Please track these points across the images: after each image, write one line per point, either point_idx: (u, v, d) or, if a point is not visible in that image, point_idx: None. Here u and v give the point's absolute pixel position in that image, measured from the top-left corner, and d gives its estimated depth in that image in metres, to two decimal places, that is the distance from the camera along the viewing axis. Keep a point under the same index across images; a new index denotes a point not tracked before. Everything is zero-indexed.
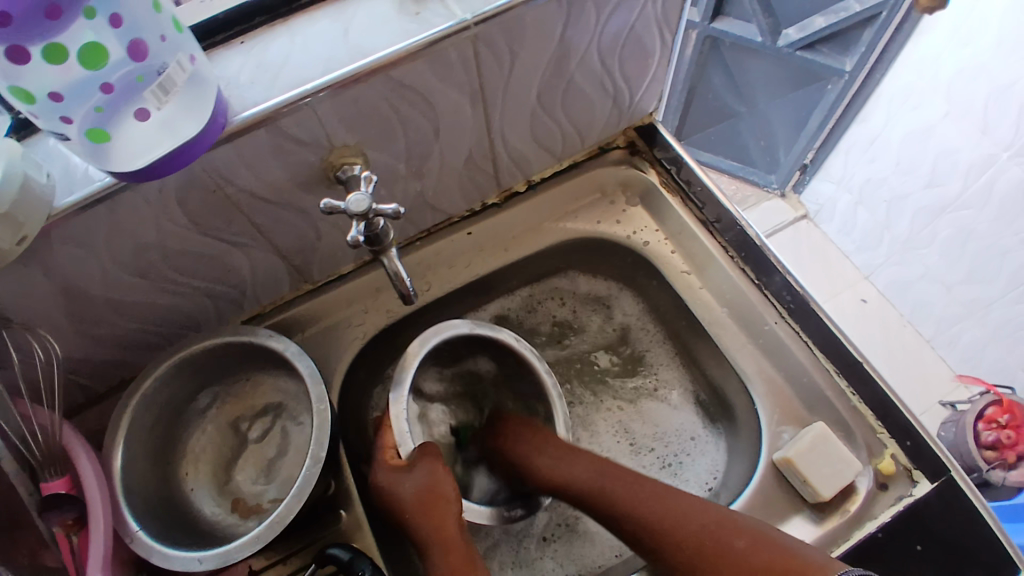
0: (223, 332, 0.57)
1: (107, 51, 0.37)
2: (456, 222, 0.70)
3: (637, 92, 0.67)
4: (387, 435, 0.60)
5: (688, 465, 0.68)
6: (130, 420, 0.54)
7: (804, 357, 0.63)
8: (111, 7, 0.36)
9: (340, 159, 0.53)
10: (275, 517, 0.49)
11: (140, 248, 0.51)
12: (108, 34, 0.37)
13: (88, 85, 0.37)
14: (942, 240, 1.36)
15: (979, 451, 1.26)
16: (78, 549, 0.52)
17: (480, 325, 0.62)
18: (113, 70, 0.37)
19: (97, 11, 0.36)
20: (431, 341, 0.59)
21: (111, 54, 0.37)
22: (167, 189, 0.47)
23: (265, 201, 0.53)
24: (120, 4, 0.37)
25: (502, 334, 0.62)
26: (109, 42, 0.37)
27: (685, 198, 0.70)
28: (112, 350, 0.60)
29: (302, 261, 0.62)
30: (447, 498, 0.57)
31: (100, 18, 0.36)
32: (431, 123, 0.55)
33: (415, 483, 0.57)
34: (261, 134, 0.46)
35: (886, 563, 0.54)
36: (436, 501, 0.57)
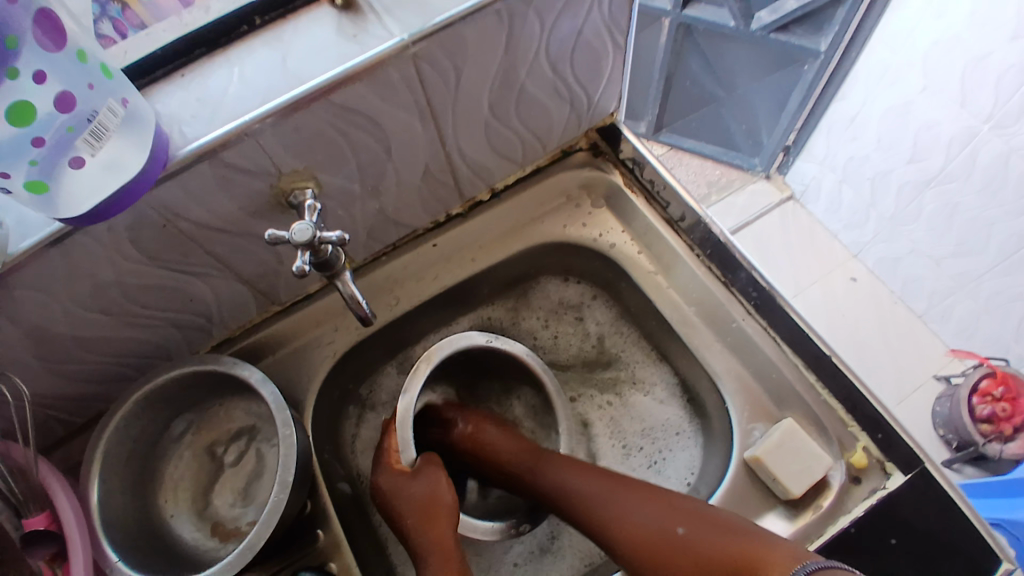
0: (190, 361, 0.57)
1: (35, 107, 0.37)
2: (421, 235, 0.70)
3: (594, 94, 0.66)
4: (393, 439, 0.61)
5: (671, 461, 0.69)
6: (103, 455, 0.54)
7: (770, 352, 0.63)
8: (34, 63, 0.36)
9: (291, 184, 0.53)
10: (247, 542, 0.49)
11: (100, 287, 0.51)
12: (36, 91, 0.36)
13: (21, 141, 0.37)
14: (930, 215, 1.37)
15: (976, 425, 1.28)
16: None
17: (488, 337, 0.63)
18: (45, 125, 0.37)
19: (21, 71, 0.36)
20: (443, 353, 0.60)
21: (39, 110, 0.37)
22: (117, 229, 0.47)
23: (221, 232, 0.54)
24: (43, 59, 0.37)
25: (509, 345, 0.64)
26: (37, 99, 0.37)
27: (650, 198, 0.70)
28: (84, 386, 0.60)
29: (267, 285, 0.63)
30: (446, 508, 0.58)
31: (24, 76, 0.36)
32: (381, 143, 0.55)
33: (420, 491, 0.58)
34: (206, 167, 0.47)
35: (861, 556, 0.54)
36: (437, 513, 0.57)
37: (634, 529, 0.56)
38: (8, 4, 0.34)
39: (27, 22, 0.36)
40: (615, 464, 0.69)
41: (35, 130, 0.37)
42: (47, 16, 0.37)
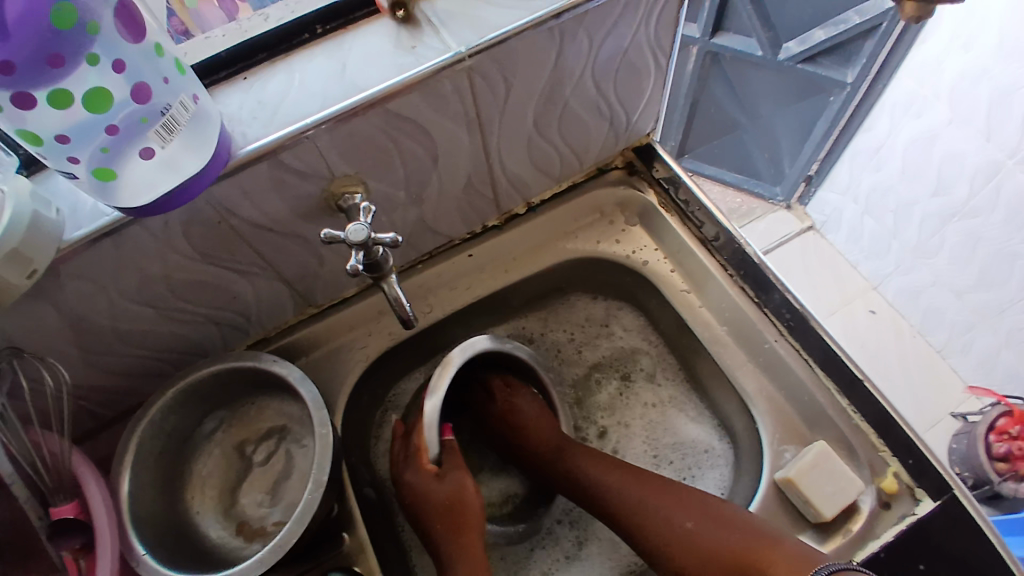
0: (228, 358, 0.58)
1: (110, 94, 0.38)
2: (457, 244, 0.71)
3: (633, 114, 0.68)
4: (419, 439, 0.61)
5: (700, 478, 0.69)
6: (136, 447, 0.55)
7: (805, 376, 0.63)
8: (114, 52, 0.38)
9: (341, 188, 0.54)
10: (278, 541, 0.49)
11: (147, 279, 0.52)
12: (112, 78, 0.38)
13: (94, 127, 0.39)
14: (952, 245, 1.31)
15: (990, 462, 1.24)
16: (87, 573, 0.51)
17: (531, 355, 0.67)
18: (117, 112, 0.39)
19: (101, 57, 0.37)
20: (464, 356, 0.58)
21: (115, 97, 0.38)
22: (172, 223, 0.49)
23: (269, 231, 0.55)
24: (122, 50, 0.38)
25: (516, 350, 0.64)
26: (112, 86, 0.38)
27: (684, 218, 0.71)
28: (121, 378, 0.61)
29: (306, 287, 0.64)
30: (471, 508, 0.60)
31: (103, 63, 0.38)
32: (429, 152, 0.56)
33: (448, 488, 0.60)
34: (262, 167, 0.48)
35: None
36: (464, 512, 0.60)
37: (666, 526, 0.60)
38: None
39: (109, 13, 0.38)
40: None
41: (108, 117, 0.39)
42: (128, 9, 0.39)
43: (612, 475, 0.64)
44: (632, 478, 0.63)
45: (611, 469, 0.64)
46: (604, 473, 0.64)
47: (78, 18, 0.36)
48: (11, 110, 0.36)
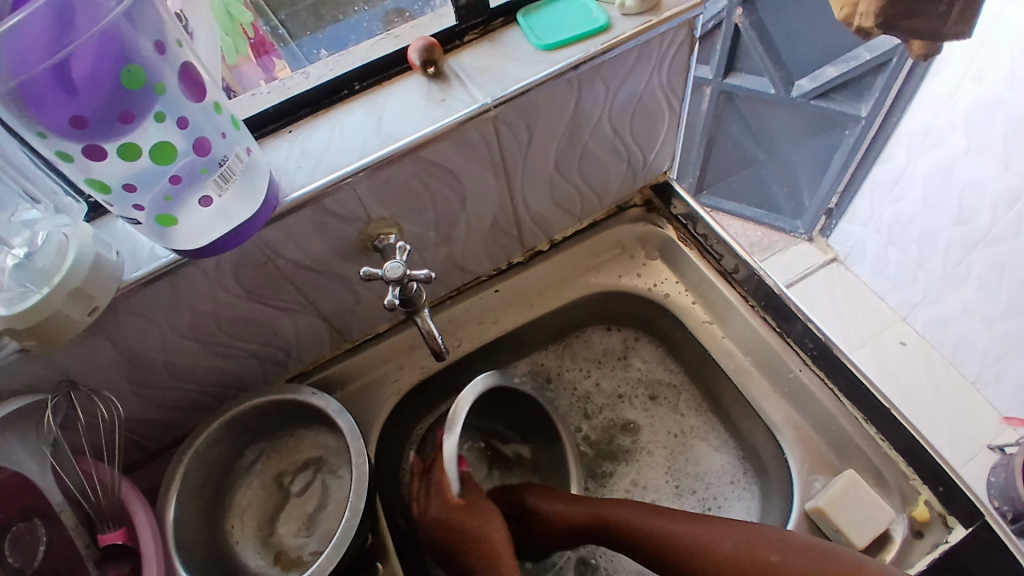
0: (270, 391, 0.61)
1: (174, 146, 0.43)
2: (484, 280, 0.74)
3: (650, 153, 0.71)
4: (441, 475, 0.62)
5: (725, 509, 0.69)
6: (182, 475, 0.58)
7: (830, 405, 0.63)
8: (177, 110, 0.42)
9: (377, 230, 0.58)
10: (315, 568, 0.51)
11: (197, 316, 0.56)
12: (176, 133, 0.42)
13: (157, 176, 0.43)
14: (980, 277, 1.28)
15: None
16: None
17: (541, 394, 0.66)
18: (180, 163, 0.43)
19: (166, 115, 0.42)
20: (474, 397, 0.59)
21: (177, 149, 0.43)
22: (224, 264, 0.53)
23: (311, 271, 0.59)
24: (186, 108, 0.43)
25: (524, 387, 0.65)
26: (174, 139, 0.42)
27: (703, 251, 0.73)
28: (169, 410, 0.65)
29: (342, 323, 0.67)
30: (500, 549, 0.60)
31: (168, 120, 0.42)
32: (458, 195, 0.60)
33: (478, 524, 0.60)
34: (307, 212, 0.53)
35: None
36: (497, 552, 0.59)
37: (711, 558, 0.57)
38: (156, 56, 0.40)
39: (173, 75, 0.42)
40: (670, 505, 0.70)
41: (171, 168, 0.43)
42: (190, 71, 0.43)
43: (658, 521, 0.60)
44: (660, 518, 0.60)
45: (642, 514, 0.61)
46: (645, 521, 0.61)
47: (148, 78, 0.40)
48: (83, 160, 0.40)
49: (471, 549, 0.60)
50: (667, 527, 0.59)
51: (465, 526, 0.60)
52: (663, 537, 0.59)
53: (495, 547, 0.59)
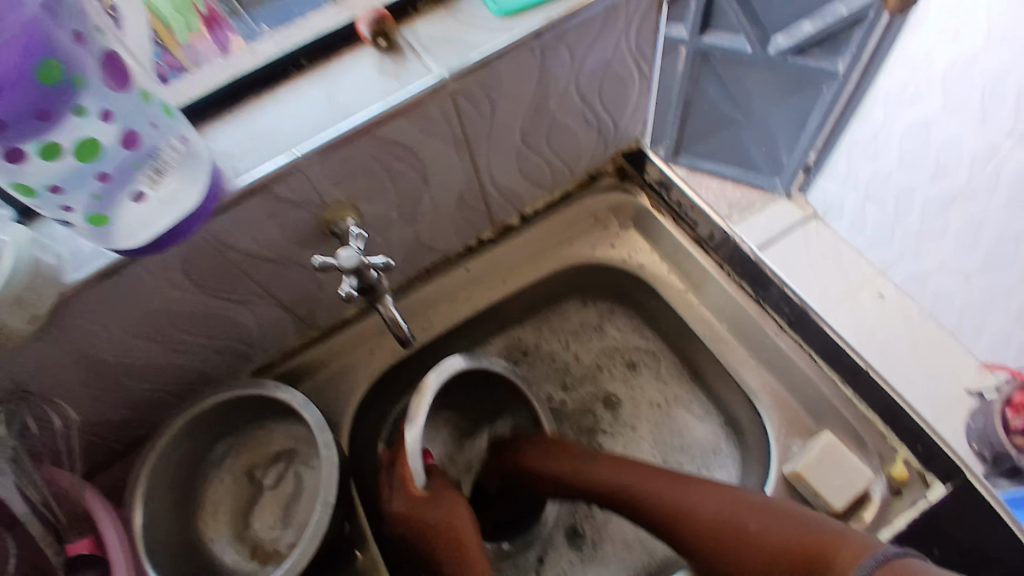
0: (234, 386, 0.59)
1: (101, 142, 0.39)
2: (453, 260, 0.71)
3: (620, 120, 0.68)
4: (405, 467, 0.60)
5: (709, 480, 0.69)
6: (147, 479, 0.56)
7: (806, 367, 0.63)
8: (102, 103, 0.39)
9: (335, 215, 0.55)
10: (288, 565, 0.50)
11: (150, 314, 0.53)
12: (102, 128, 0.39)
13: (86, 175, 0.40)
14: (957, 231, 1.30)
15: (1010, 438, 1.17)
16: None
17: (509, 369, 0.64)
18: (109, 159, 0.40)
19: (88, 109, 0.38)
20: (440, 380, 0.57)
21: (105, 145, 0.39)
22: (171, 259, 0.49)
23: (267, 260, 0.55)
24: (111, 99, 0.39)
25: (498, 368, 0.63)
26: (101, 135, 0.39)
27: (678, 219, 0.71)
28: (130, 411, 0.62)
29: (305, 311, 0.65)
30: (467, 536, 0.58)
31: (91, 114, 0.38)
32: (419, 172, 0.57)
33: (441, 516, 0.59)
34: (257, 200, 0.49)
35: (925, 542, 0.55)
36: (462, 541, 0.58)
37: (692, 521, 0.57)
38: (73, 44, 0.36)
39: (94, 64, 0.38)
40: None
41: (100, 165, 0.40)
42: (113, 58, 0.39)
43: (649, 482, 0.61)
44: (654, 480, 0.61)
45: (635, 475, 0.62)
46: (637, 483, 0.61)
47: (64, 70, 0.36)
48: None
49: (436, 540, 0.58)
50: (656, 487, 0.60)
51: (427, 517, 0.59)
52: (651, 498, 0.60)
53: (461, 534, 0.58)
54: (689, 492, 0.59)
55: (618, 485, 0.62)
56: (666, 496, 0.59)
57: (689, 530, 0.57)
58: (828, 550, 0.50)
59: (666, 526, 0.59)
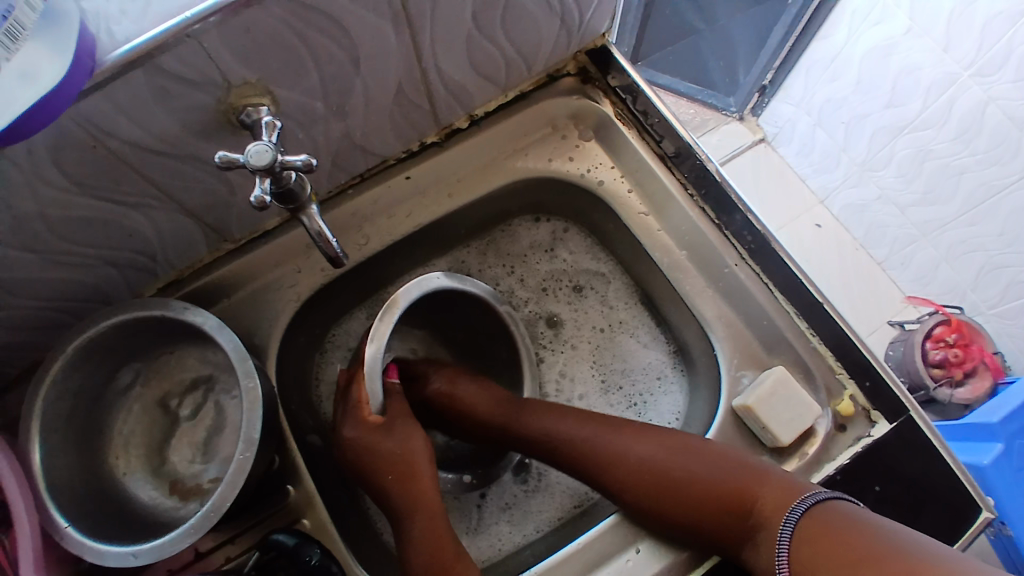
0: (133, 306, 0.50)
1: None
2: (393, 165, 0.63)
3: (587, 10, 0.59)
4: (359, 391, 0.56)
5: (653, 405, 0.68)
6: (41, 412, 0.48)
7: (763, 298, 0.60)
8: None
9: (242, 99, 0.45)
10: (211, 505, 0.45)
11: (17, 221, 0.43)
12: None
13: None
14: (901, 160, 1.23)
15: (927, 369, 1.19)
16: (9, 551, 0.47)
17: (489, 293, 0.62)
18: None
19: None
20: (415, 294, 0.55)
21: None
22: (37, 150, 0.39)
23: (161, 154, 0.46)
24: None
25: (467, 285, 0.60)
26: None
27: (642, 132, 0.65)
28: (13, 334, 0.53)
29: (217, 219, 0.56)
30: (422, 466, 0.55)
31: None
32: (348, 53, 0.47)
33: (395, 443, 0.55)
34: (139, 75, 0.39)
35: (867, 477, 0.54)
36: (414, 471, 0.55)
37: (622, 469, 0.56)
38: None
39: None
40: (597, 402, 0.68)
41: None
42: None
43: (578, 429, 0.59)
44: (581, 426, 0.59)
45: (563, 423, 0.60)
46: (566, 430, 0.60)
47: None
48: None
49: (385, 472, 0.55)
50: (585, 433, 0.59)
51: (380, 447, 0.55)
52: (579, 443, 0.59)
53: (415, 465, 0.55)
54: (620, 438, 0.57)
55: (554, 433, 0.60)
56: (596, 440, 0.58)
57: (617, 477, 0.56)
58: (751, 491, 0.50)
59: (596, 476, 0.57)
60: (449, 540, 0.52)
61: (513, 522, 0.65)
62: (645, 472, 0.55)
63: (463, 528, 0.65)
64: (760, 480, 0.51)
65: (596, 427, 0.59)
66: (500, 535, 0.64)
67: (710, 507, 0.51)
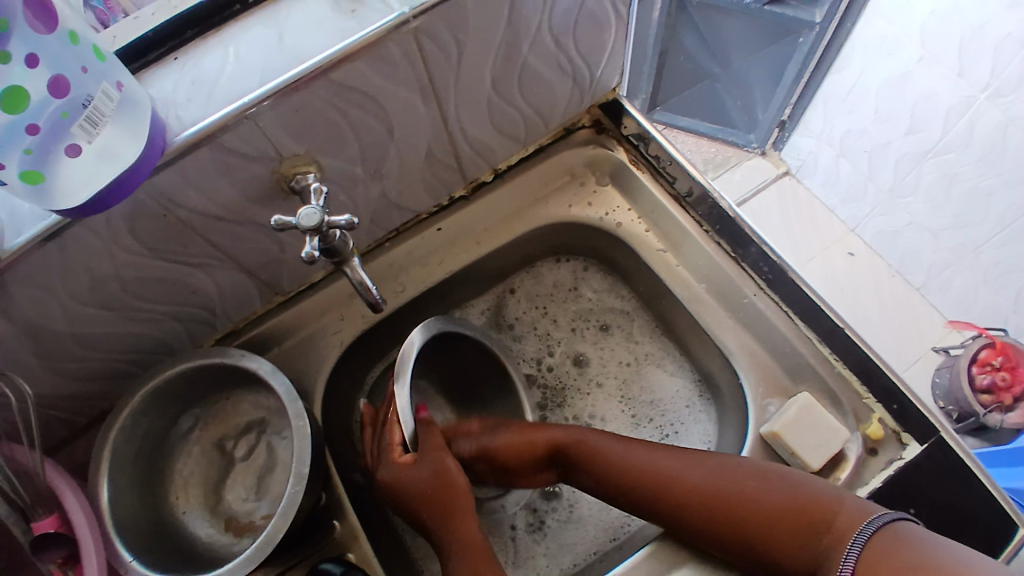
0: (196, 355, 0.56)
1: (28, 92, 0.35)
2: (424, 219, 0.68)
3: (597, 68, 0.65)
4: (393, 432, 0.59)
5: (683, 435, 0.69)
6: (111, 453, 0.53)
7: (784, 327, 0.62)
8: (27, 46, 0.35)
9: (293, 168, 0.51)
10: (264, 538, 0.48)
11: (99, 282, 0.50)
12: (28, 75, 0.35)
13: (15, 129, 0.36)
14: (928, 187, 1.25)
15: (975, 395, 1.15)
16: None
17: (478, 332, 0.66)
18: (38, 111, 0.36)
19: (13, 54, 0.34)
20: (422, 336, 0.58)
21: (34, 96, 0.35)
22: (116, 220, 0.46)
23: (222, 219, 0.52)
24: (37, 42, 0.35)
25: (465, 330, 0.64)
26: (32, 85, 0.35)
27: (656, 174, 0.69)
28: (91, 383, 0.59)
29: (270, 275, 0.61)
30: (457, 488, 0.59)
31: (15, 61, 0.34)
32: (384, 124, 0.53)
33: (427, 473, 0.58)
34: (205, 153, 0.45)
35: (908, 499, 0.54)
36: (450, 495, 0.58)
37: (685, 497, 0.55)
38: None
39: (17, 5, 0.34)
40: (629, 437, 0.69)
41: (28, 117, 0.36)
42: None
43: (633, 450, 0.59)
44: (630, 448, 0.59)
45: (612, 443, 0.60)
46: (620, 451, 0.59)
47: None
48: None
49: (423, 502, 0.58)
50: (640, 456, 0.58)
51: (413, 479, 0.58)
52: (636, 466, 0.58)
53: (450, 484, 0.58)
54: (675, 464, 0.56)
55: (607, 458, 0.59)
56: (651, 463, 0.57)
57: (681, 504, 0.54)
58: (827, 509, 0.50)
59: (656, 502, 0.56)
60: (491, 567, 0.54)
61: (550, 554, 0.66)
62: (710, 496, 0.54)
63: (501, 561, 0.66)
64: (826, 501, 0.50)
65: (648, 448, 0.58)
66: (538, 569, 0.66)
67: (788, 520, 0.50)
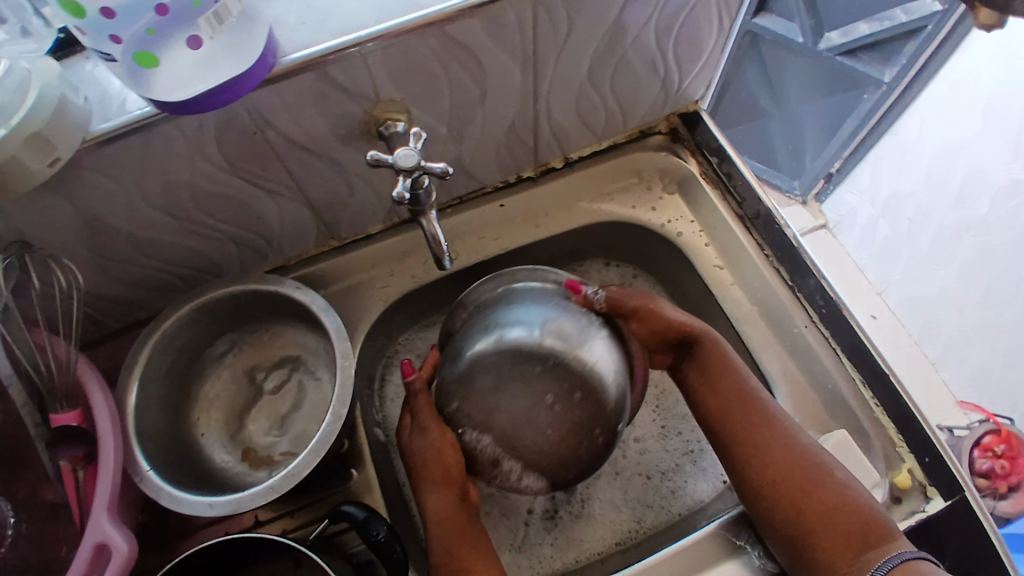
0: (250, 279, 0.56)
1: None
2: (490, 192, 0.68)
3: (687, 77, 0.65)
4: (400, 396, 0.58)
5: (707, 454, 0.70)
6: (146, 358, 0.53)
7: (829, 362, 0.62)
8: None
9: (384, 114, 0.52)
10: (291, 469, 0.48)
11: (170, 186, 0.50)
12: None
13: (143, 4, 0.37)
14: (963, 261, 1.23)
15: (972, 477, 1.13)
16: (82, 486, 0.51)
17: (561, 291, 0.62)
18: None
19: None
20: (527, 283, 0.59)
21: None
22: (205, 128, 0.46)
23: (304, 150, 0.52)
24: None
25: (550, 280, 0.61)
26: None
27: (725, 193, 0.69)
28: (135, 289, 0.59)
29: (331, 216, 0.62)
30: (451, 471, 0.54)
31: None
32: (478, 87, 0.53)
33: (422, 443, 0.54)
34: (308, 78, 0.45)
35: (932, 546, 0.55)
36: (444, 475, 0.54)
37: (775, 450, 0.53)
38: None
39: None
40: (657, 445, 0.70)
41: None
42: None
43: (756, 391, 0.57)
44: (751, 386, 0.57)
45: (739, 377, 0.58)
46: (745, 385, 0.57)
47: None
48: None
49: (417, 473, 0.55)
50: (757, 398, 0.56)
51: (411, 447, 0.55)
52: (748, 403, 0.56)
53: (444, 465, 0.54)
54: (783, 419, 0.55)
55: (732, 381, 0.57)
56: (765, 407, 0.56)
57: (766, 453, 0.53)
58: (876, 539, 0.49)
59: (743, 439, 0.55)
60: (471, 558, 0.52)
61: (558, 545, 0.66)
62: (795, 463, 0.52)
63: (506, 541, 0.66)
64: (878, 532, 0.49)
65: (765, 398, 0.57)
66: (540, 557, 0.65)
67: (835, 530, 0.49)
